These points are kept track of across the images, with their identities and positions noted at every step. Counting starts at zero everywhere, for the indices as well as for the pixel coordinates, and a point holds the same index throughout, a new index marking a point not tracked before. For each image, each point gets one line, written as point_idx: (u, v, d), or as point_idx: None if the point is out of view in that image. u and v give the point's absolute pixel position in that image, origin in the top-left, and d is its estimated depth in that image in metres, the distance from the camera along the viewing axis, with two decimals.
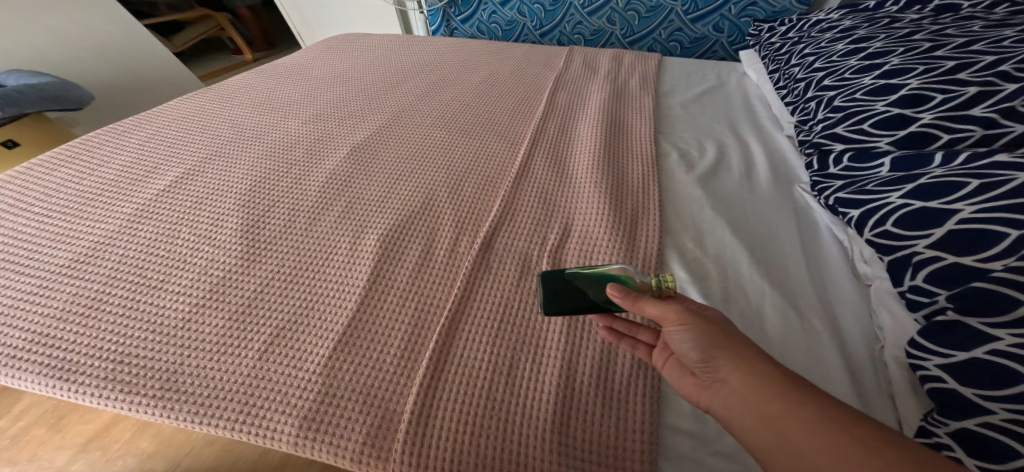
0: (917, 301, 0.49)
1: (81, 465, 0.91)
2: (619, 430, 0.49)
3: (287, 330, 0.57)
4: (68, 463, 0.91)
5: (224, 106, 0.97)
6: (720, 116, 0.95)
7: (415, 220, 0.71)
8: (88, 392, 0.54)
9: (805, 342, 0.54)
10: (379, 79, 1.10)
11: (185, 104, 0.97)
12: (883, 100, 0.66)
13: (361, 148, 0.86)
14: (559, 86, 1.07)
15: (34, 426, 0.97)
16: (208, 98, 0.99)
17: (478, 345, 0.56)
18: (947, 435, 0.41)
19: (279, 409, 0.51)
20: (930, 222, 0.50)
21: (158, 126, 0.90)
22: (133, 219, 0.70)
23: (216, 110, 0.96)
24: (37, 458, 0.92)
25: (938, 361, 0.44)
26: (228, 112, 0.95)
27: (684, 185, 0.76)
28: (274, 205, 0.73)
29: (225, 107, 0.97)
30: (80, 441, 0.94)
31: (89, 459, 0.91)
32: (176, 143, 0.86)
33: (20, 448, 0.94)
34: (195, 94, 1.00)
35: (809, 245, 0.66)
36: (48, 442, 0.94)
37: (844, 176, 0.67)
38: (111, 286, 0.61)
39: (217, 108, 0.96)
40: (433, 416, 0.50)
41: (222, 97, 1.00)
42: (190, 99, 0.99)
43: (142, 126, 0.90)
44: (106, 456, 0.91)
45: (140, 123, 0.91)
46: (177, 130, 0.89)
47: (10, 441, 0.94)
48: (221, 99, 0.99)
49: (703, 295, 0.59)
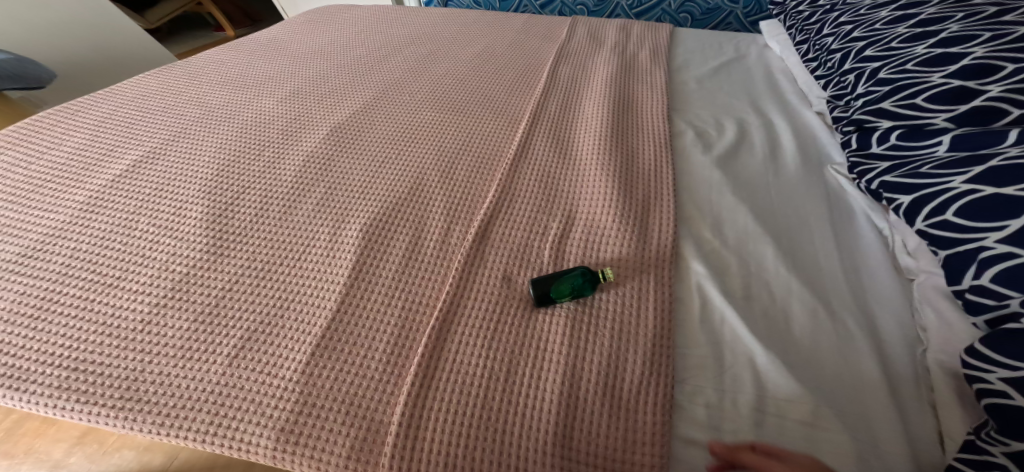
0: (981, 303, 0.43)
1: (78, 458, 0.85)
2: (626, 443, 0.42)
3: (259, 331, 0.51)
4: (65, 456, 0.85)
5: (193, 83, 0.89)
6: (739, 91, 0.87)
7: (403, 208, 0.64)
8: (35, 402, 0.48)
9: (838, 343, 0.47)
10: (365, 53, 1.01)
11: (150, 81, 0.90)
12: (941, 71, 0.58)
13: (342, 129, 0.78)
14: (561, 59, 0.98)
15: (28, 418, 0.91)
16: (173, 74, 0.92)
17: (472, 349, 0.49)
18: (1003, 456, 0.35)
19: (245, 421, 0.45)
20: (1004, 211, 0.43)
21: (116, 105, 0.83)
22: (85, 208, 0.63)
23: (183, 87, 0.88)
24: (33, 451, 0.86)
25: (1005, 374, 0.37)
26: (196, 90, 0.87)
27: (701, 167, 0.69)
28: (244, 192, 0.66)
29: (193, 84, 0.89)
30: (75, 434, 0.87)
31: (86, 452, 0.86)
32: (137, 122, 0.78)
33: (15, 442, 0.87)
34: (161, 70, 0.93)
35: (843, 235, 0.59)
36: (43, 434, 0.88)
37: (891, 157, 0.60)
38: (62, 284, 0.55)
39: (185, 85, 0.89)
40: (423, 429, 0.44)
41: (190, 74, 0.92)
42: (155, 76, 0.91)
43: (99, 105, 0.82)
44: (103, 449, 0.86)
45: (98, 101, 0.83)
46: (138, 108, 0.82)
47: (5, 434, 0.88)
48: (189, 76, 0.92)
49: (723, 292, 0.52)
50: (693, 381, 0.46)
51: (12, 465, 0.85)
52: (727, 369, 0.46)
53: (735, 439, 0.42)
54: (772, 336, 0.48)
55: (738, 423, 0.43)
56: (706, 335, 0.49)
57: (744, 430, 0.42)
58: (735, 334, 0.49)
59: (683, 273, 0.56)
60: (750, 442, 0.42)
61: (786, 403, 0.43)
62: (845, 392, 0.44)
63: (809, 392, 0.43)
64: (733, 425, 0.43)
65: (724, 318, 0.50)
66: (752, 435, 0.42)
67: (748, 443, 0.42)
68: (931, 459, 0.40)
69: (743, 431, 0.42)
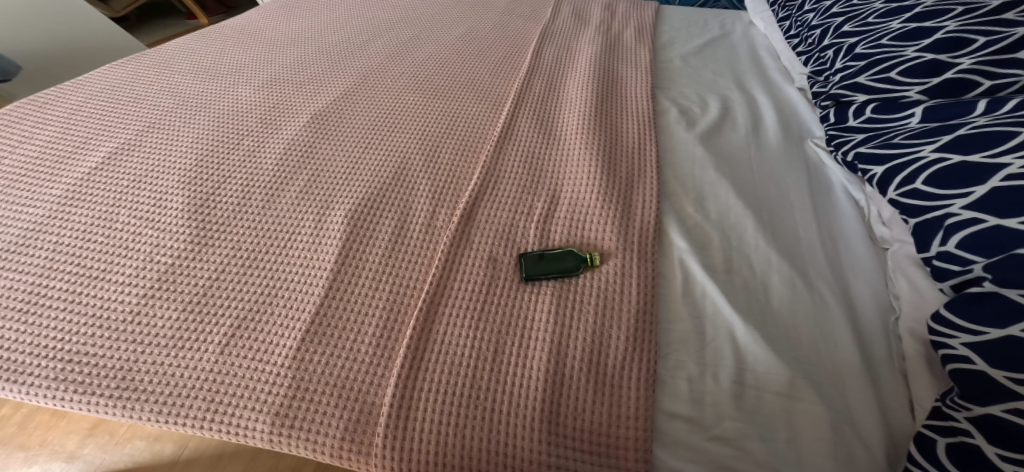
0: (947, 269, 0.44)
1: (92, 449, 0.85)
2: (611, 418, 0.43)
3: (248, 319, 0.52)
4: (80, 447, 0.85)
5: (163, 72, 0.87)
6: (723, 68, 0.87)
7: (388, 193, 0.64)
8: (32, 393, 0.49)
9: (814, 315, 0.49)
10: (344, 38, 0.99)
11: (118, 71, 0.87)
12: (915, 45, 0.59)
13: (323, 116, 0.77)
14: (545, 40, 0.97)
15: (39, 411, 0.90)
16: (142, 64, 0.90)
17: (460, 330, 0.49)
18: (966, 420, 0.36)
19: (240, 406, 0.46)
20: (971, 178, 0.44)
21: (85, 96, 0.81)
22: (63, 202, 0.63)
23: (152, 77, 0.86)
24: (48, 443, 0.86)
25: (967, 339, 0.39)
26: (168, 79, 0.86)
27: (684, 143, 0.70)
28: (225, 181, 0.66)
29: (164, 74, 0.87)
30: (86, 424, 0.87)
31: (99, 443, 0.85)
32: (108, 114, 0.77)
33: (29, 434, 0.87)
34: (129, 59, 0.90)
35: (821, 209, 0.60)
36: (56, 427, 0.87)
37: (866, 129, 0.61)
38: (47, 278, 0.55)
39: (155, 74, 0.87)
40: (413, 409, 0.45)
41: (160, 63, 0.90)
42: (124, 66, 0.89)
43: (67, 96, 0.80)
44: (115, 439, 0.85)
45: (64, 93, 0.81)
46: (107, 99, 0.80)
47: (18, 428, 0.87)
48: (159, 65, 0.90)
49: (704, 266, 0.53)
50: (675, 355, 0.47)
51: (29, 458, 0.84)
52: (708, 342, 0.48)
53: (715, 411, 0.43)
54: (751, 309, 0.49)
55: (718, 396, 0.44)
56: (687, 309, 0.50)
57: (724, 402, 0.43)
58: (716, 307, 0.50)
59: (666, 249, 0.57)
60: (729, 413, 0.43)
61: (765, 375, 0.44)
62: (819, 363, 0.45)
63: (786, 364, 0.44)
64: (714, 398, 0.44)
65: (705, 293, 0.51)
66: (731, 406, 0.43)
67: (727, 415, 0.43)
68: (901, 425, 0.42)
69: (723, 403, 0.43)
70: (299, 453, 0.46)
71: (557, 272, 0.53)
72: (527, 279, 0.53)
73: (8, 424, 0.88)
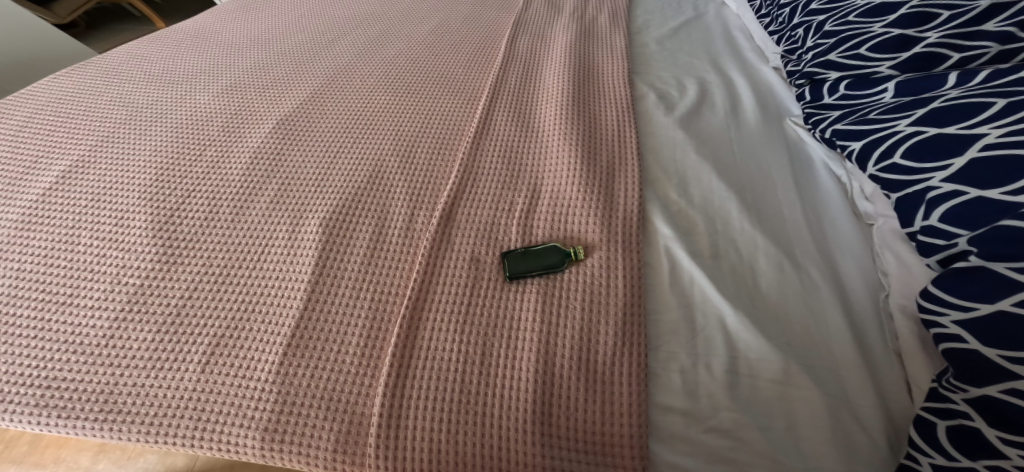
0: (932, 243, 0.44)
1: (106, 465, 0.80)
2: (605, 414, 0.42)
3: (227, 336, 0.49)
4: (93, 463, 0.80)
5: (112, 81, 0.84)
6: (699, 50, 0.86)
7: (364, 197, 0.62)
8: (17, 422, 0.47)
9: (802, 298, 0.48)
10: (308, 40, 0.96)
11: (63, 82, 0.83)
12: (881, 20, 0.58)
13: (291, 121, 0.75)
14: (518, 30, 0.94)
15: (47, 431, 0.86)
16: (88, 73, 0.86)
17: (445, 336, 0.48)
18: (964, 402, 0.36)
19: (227, 425, 0.44)
20: (949, 151, 0.44)
21: (31, 110, 0.77)
22: (24, 224, 0.59)
23: (102, 86, 0.82)
24: (62, 460, 0.81)
25: (956, 316, 0.38)
26: (119, 89, 0.82)
27: (663, 128, 0.69)
28: (191, 194, 0.63)
29: (114, 83, 0.83)
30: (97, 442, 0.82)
31: (112, 458, 0.81)
32: (58, 128, 0.73)
33: (41, 453, 0.83)
34: (75, 71, 0.86)
35: (805, 189, 0.59)
36: (67, 445, 0.82)
37: (841, 106, 0.62)
38: (14, 306, 0.52)
39: (104, 84, 0.83)
40: (403, 417, 0.43)
41: (108, 71, 0.86)
42: (69, 78, 0.84)
43: (11, 113, 0.76)
44: (127, 454, 0.81)
45: (10, 107, 0.77)
46: (55, 112, 0.76)
47: (27, 448, 0.83)
48: (107, 74, 0.86)
49: (691, 253, 0.52)
50: (667, 347, 0.46)
51: None
52: (699, 332, 0.47)
53: (710, 402, 0.42)
54: (740, 294, 0.49)
55: (712, 386, 0.43)
56: (676, 297, 0.50)
57: (719, 393, 0.42)
58: (704, 294, 0.49)
59: (650, 237, 0.56)
60: (725, 403, 0.42)
61: (758, 364, 0.43)
62: (811, 349, 0.44)
63: (778, 351, 0.44)
64: (707, 390, 0.43)
65: (693, 280, 0.50)
66: (726, 397, 0.42)
67: (723, 405, 0.42)
68: (899, 409, 0.41)
69: (718, 394, 0.42)
70: (293, 466, 0.44)
71: (536, 270, 0.52)
72: (511, 279, 0.52)
73: (17, 445, 0.84)
